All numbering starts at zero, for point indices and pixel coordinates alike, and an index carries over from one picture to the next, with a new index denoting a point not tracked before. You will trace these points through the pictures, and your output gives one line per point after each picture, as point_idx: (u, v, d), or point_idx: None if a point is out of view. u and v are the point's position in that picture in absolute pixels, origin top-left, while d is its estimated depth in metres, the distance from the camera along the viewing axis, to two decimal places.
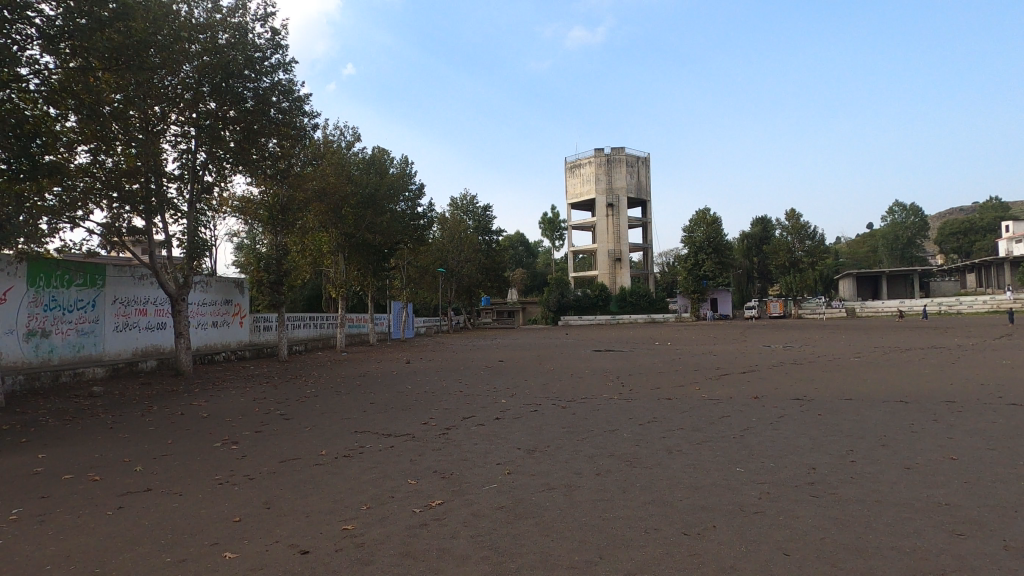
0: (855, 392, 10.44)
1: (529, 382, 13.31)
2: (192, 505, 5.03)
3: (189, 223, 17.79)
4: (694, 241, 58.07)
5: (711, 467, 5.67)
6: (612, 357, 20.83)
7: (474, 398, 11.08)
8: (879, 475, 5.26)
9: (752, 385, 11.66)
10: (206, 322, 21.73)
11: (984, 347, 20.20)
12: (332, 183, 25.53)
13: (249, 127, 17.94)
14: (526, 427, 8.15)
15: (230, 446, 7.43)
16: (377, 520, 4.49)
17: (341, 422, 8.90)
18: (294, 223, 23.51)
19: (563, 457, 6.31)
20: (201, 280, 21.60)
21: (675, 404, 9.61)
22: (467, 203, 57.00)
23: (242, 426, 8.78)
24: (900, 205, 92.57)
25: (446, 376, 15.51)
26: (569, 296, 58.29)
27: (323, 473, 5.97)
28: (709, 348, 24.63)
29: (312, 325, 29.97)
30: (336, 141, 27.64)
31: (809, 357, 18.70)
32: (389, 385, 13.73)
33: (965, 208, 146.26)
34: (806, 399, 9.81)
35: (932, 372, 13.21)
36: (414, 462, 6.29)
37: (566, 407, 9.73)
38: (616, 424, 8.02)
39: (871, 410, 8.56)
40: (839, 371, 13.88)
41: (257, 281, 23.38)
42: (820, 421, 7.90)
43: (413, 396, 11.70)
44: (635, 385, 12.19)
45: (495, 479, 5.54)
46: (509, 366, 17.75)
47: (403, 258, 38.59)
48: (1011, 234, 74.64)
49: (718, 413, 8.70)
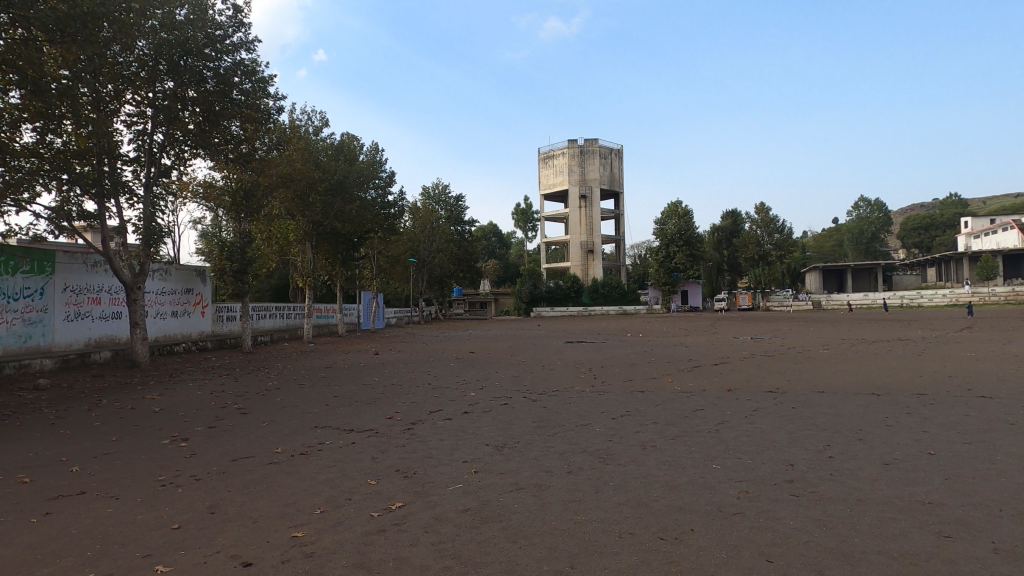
0: (827, 384, 10.39)
1: (500, 375, 13.02)
2: (129, 511, 4.61)
3: (146, 207, 17.01)
4: (666, 233, 58.35)
5: (687, 464, 5.44)
6: (585, 348, 20.64)
7: (443, 391, 10.74)
8: (859, 472, 5.09)
9: (724, 378, 11.55)
10: (165, 311, 20.92)
11: (947, 340, 20.58)
12: (299, 169, 24.78)
13: (210, 108, 17.20)
14: (495, 421, 7.85)
15: (179, 443, 6.97)
16: (331, 526, 4.14)
17: (301, 417, 8.48)
18: (258, 210, 22.77)
19: (532, 453, 6.02)
20: (160, 268, 20.77)
21: (648, 397, 9.40)
22: (439, 193, 56.29)
23: (195, 422, 8.30)
24: (864, 200, 94.50)
25: (415, 368, 15.12)
26: (541, 288, 58.55)
27: (277, 473, 5.59)
28: (680, 340, 24.64)
29: (279, 315, 29.23)
30: (303, 126, 26.86)
31: (778, 349, 18.78)
32: (355, 377, 13.28)
33: (925, 204, 150.58)
34: (780, 391, 9.70)
35: (901, 364, 13.28)
36: (376, 461, 5.93)
37: (536, 400, 9.45)
38: (588, 418, 7.77)
39: (845, 403, 8.47)
40: (810, 363, 13.89)
41: (220, 269, 22.59)
42: (795, 414, 7.78)
43: (380, 389, 11.32)
44: (607, 377, 12.00)
45: (460, 478, 5.21)
46: (480, 358, 17.43)
47: (373, 248, 37.92)
48: (970, 229, 76.72)
49: (693, 406, 8.50)
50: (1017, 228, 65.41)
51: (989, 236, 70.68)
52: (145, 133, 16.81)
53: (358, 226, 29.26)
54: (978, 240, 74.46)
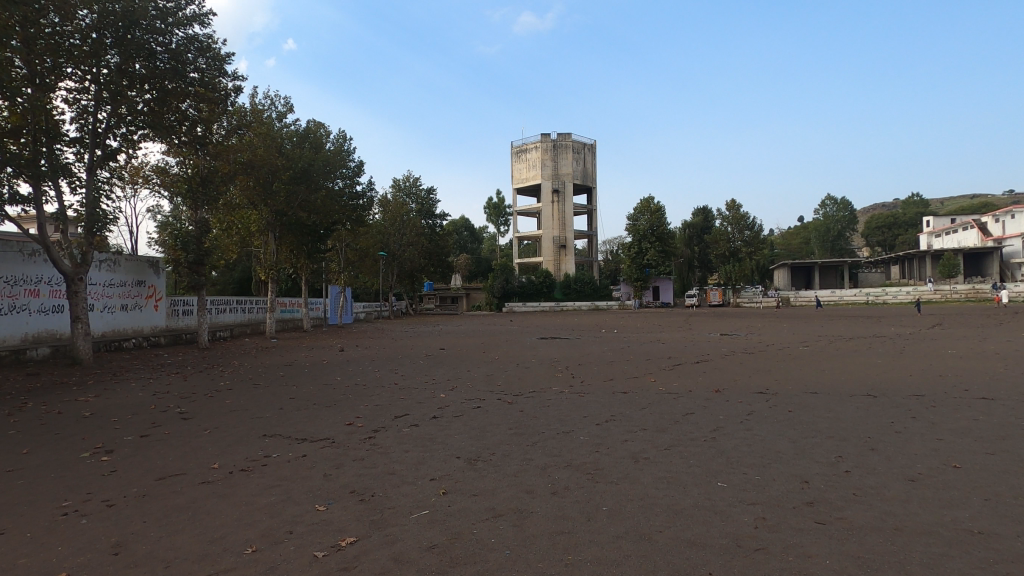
0: (816, 385, 9.88)
1: (472, 373, 12.26)
2: (11, 552, 3.70)
3: (90, 192, 15.73)
4: (638, 229, 58.07)
5: (687, 481, 4.74)
6: (560, 345, 20.01)
7: (410, 392, 9.93)
8: (885, 492, 4.44)
9: (708, 377, 10.99)
10: (113, 305, 19.54)
11: (923, 336, 20.47)
12: (260, 156, 23.52)
13: (162, 86, 16.03)
14: (467, 427, 7.08)
15: (101, 457, 6.03)
16: (263, 572, 3.32)
17: (249, 424, 7.57)
18: (217, 199, 21.51)
19: (510, 468, 5.27)
20: (107, 259, 19.38)
21: (632, 399, 8.75)
22: (410, 185, 54.95)
23: (125, 430, 7.33)
24: (831, 198, 95.90)
25: (381, 366, 14.24)
26: (513, 283, 57.32)
27: (210, 496, 4.73)
28: (654, 336, 24.21)
29: (240, 309, 28.00)
30: (266, 111, 25.61)
31: (757, 346, 18.40)
32: (316, 376, 12.39)
33: (887, 203, 154.24)
34: (769, 392, 9.13)
35: (884, 363, 12.91)
36: (327, 479, 5.09)
37: (512, 402, 8.69)
38: (571, 423, 7.05)
39: (842, 406, 7.92)
40: (795, 361, 13.45)
41: (174, 261, 21.20)
42: (793, 417, 7.19)
43: (342, 389, 10.45)
44: (585, 376, 11.35)
45: (426, 503, 4.42)
46: (451, 355, 16.63)
47: (340, 240, 36.77)
48: (932, 228, 78.50)
49: (682, 409, 7.87)
50: (976, 227, 67.04)
51: (950, 234, 72.37)
52: (88, 112, 15.53)
53: (325, 217, 28.13)
54: (939, 239, 76.24)
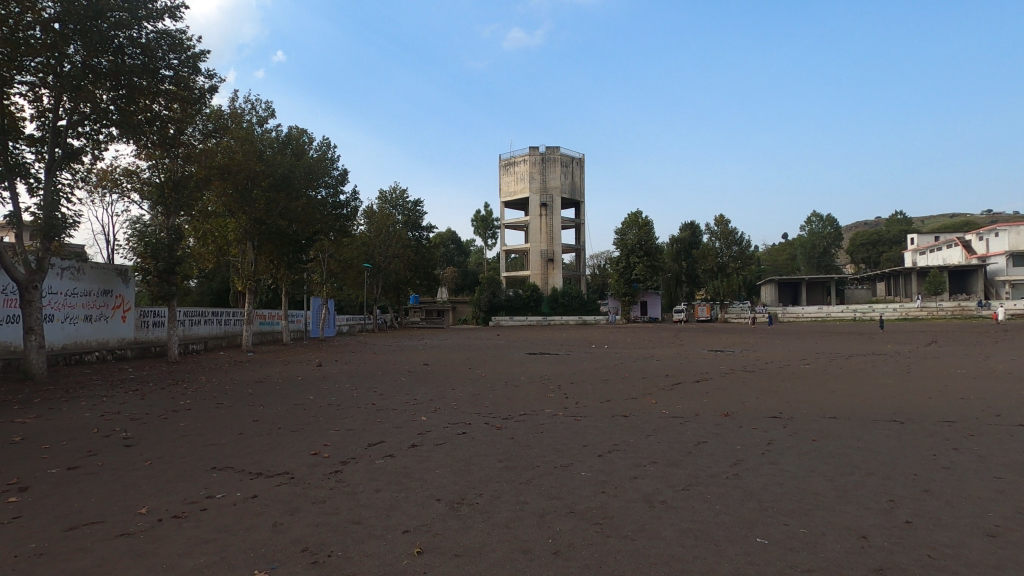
0: (831, 407, 9.08)
1: (457, 393, 11.32)
2: None
3: (50, 195, 14.61)
4: (626, 243, 57.48)
5: (719, 538, 3.87)
6: (550, 361, 19.12)
7: (388, 414, 8.98)
8: (966, 554, 3.60)
9: (712, 399, 10.14)
10: (75, 315, 18.38)
11: (924, 354, 19.75)
12: (238, 160, 22.61)
13: (129, 82, 15.06)
14: (451, 459, 6.17)
15: (10, 497, 5.03)
16: None
17: (199, 453, 6.59)
18: (192, 204, 20.48)
19: (501, 516, 4.38)
20: (70, 266, 18.27)
21: (634, 424, 7.89)
22: (396, 197, 53.78)
23: (54, 461, 6.32)
24: (817, 215, 96.28)
25: (358, 383, 13.23)
26: (501, 296, 56.39)
27: (126, 555, 3.77)
28: (646, 352, 23.38)
29: (215, 321, 26.84)
30: (246, 116, 24.67)
31: (756, 363, 17.59)
32: (287, 395, 11.39)
33: (871, 221, 155.59)
34: (784, 416, 8.30)
35: (897, 383, 12.15)
36: (277, 532, 4.13)
37: (500, 427, 7.79)
38: (569, 455, 6.15)
39: (869, 434, 7.08)
40: (800, 381, 12.65)
41: (143, 270, 20.10)
42: (819, 448, 6.35)
43: (313, 410, 9.47)
44: (580, 397, 10.48)
45: (396, 568, 3.50)
46: (435, 371, 15.65)
47: (323, 251, 35.71)
48: (916, 245, 78.88)
49: (693, 438, 7.01)
50: (960, 245, 67.21)
51: (935, 252, 72.62)
52: (48, 109, 14.50)
53: (306, 225, 27.14)
54: (923, 257, 76.61)
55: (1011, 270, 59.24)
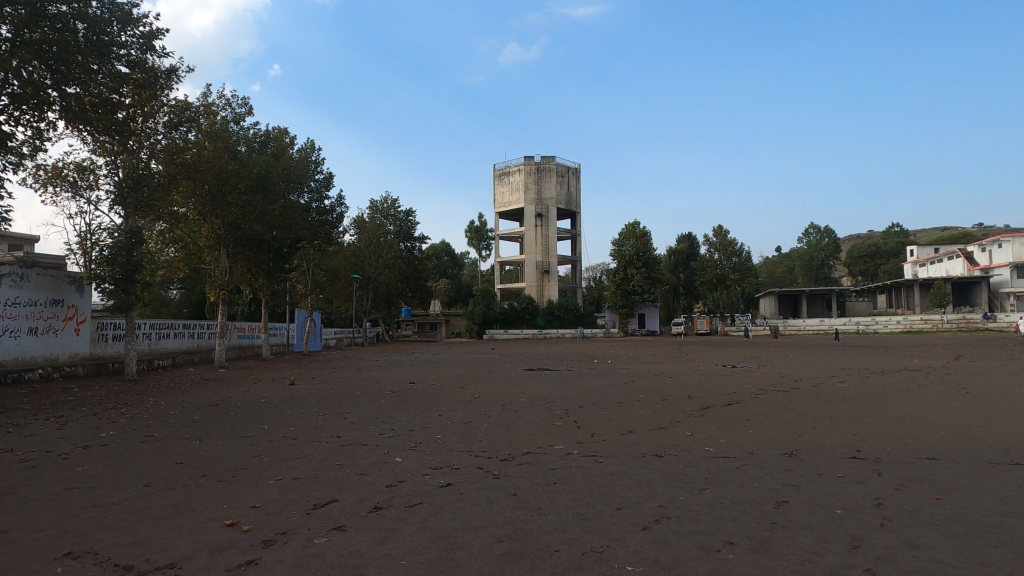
0: (919, 443, 7.12)
1: (445, 421, 9.32)
2: None
3: None
4: (623, 254, 55.69)
5: None
6: (553, 379, 17.08)
7: (354, 452, 6.98)
8: None
9: (760, 429, 8.19)
10: (17, 328, 16.35)
11: (964, 370, 17.82)
12: (208, 156, 20.29)
13: (71, 57, 13.05)
14: (429, 533, 4.19)
15: None
16: None
17: (65, 524, 4.56)
18: (156, 205, 18.34)
19: None
20: (15, 273, 16.30)
21: (676, 469, 5.95)
22: (388, 207, 51.79)
23: None
24: (814, 227, 94.85)
25: (330, 408, 11.17)
26: (495, 309, 54.29)
27: None
28: (654, 368, 21.33)
29: (187, 334, 24.83)
30: (219, 112, 22.77)
31: (785, 381, 15.55)
32: (239, 424, 9.35)
33: (865, 234, 155.05)
34: (867, 457, 6.37)
35: (969, 408, 10.16)
36: None
37: (498, 475, 5.80)
38: (601, 530, 4.18)
39: (1006, 489, 5.14)
40: (851, 405, 10.68)
41: (96, 279, 17.93)
42: (960, 515, 4.42)
43: (260, 447, 7.45)
44: (595, 427, 8.50)
45: None
46: (422, 392, 13.63)
47: (307, 260, 33.69)
48: (917, 257, 77.40)
49: (767, 494, 5.05)
50: (962, 257, 65.62)
51: (936, 263, 71.03)
52: None
53: (286, 231, 25.22)
54: (925, 269, 74.96)
55: (1016, 282, 57.59)
